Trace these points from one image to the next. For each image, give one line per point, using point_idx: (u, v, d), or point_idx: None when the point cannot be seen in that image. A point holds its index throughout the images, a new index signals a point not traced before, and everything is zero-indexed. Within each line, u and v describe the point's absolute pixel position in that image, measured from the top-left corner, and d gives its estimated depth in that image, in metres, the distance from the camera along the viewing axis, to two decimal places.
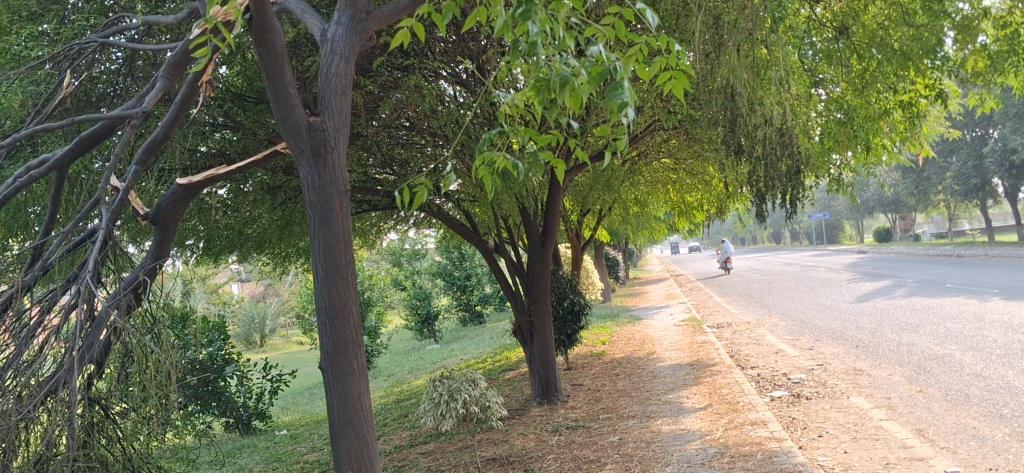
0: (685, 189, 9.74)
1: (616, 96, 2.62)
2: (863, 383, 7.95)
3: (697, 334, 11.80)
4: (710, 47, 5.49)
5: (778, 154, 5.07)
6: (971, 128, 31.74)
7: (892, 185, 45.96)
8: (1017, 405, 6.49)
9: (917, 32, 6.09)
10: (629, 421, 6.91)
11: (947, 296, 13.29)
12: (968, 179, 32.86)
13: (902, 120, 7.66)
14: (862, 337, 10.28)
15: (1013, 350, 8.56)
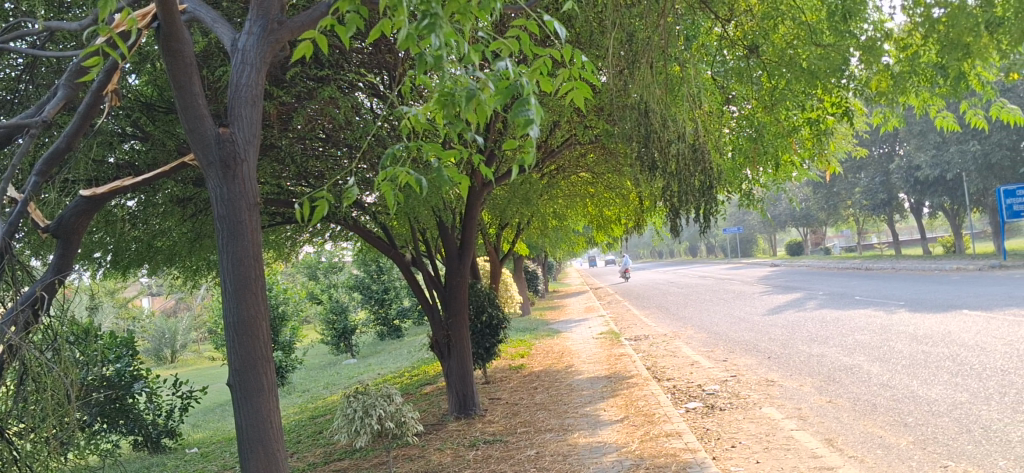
0: (603, 203, 9.84)
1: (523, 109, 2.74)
2: (775, 393, 8.12)
3: (615, 346, 11.90)
4: (624, 64, 5.58)
5: (691, 170, 5.16)
6: (878, 146, 32.84)
7: (803, 200, 47.22)
8: (921, 415, 6.68)
9: (825, 51, 6.32)
10: (546, 435, 6.92)
11: (856, 308, 13.69)
12: (876, 194, 33.94)
13: (809, 137, 7.88)
14: (774, 348, 10.50)
15: (918, 361, 8.83)
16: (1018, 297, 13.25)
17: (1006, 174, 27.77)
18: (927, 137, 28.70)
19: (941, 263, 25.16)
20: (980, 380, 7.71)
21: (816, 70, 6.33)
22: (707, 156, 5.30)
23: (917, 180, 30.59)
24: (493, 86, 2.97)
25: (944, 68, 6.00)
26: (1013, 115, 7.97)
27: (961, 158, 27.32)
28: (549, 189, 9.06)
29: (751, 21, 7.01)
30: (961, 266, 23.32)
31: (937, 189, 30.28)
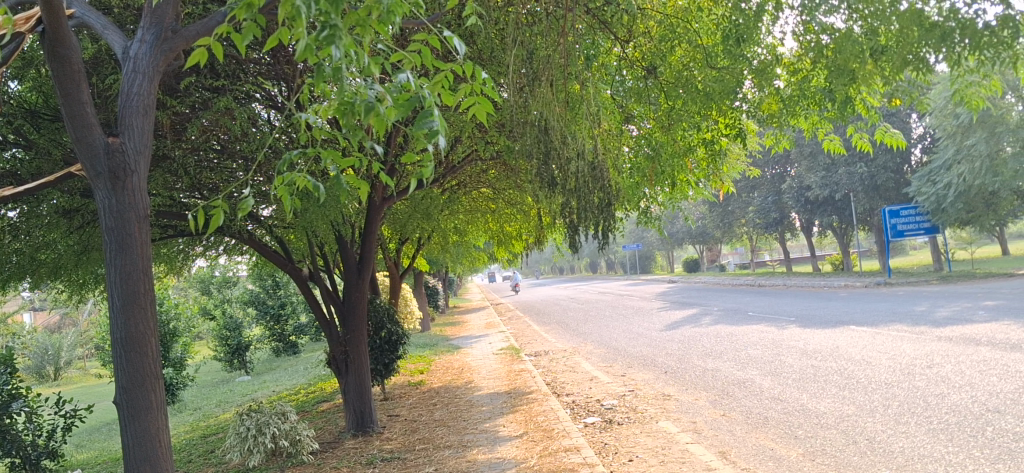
0: (504, 218, 9.90)
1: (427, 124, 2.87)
2: (671, 407, 8.25)
3: (515, 362, 11.94)
4: (525, 79, 5.66)
5: (590, 187, 5.26)
6: (771, 166, 33.87)
7: (699, 218, 48.33)
8: (810, 427, 6.90)
9: (719, 73, 6.52)
10: (444, 451, 6.88)
11: (749, 324, 14.05)
12: (768, 213, 34.94)
13: (704, 157, 8.12)
14: (671, 363, 10.70)
15: (807, 375, 9.11)
16: (900, 313, 13.81)
17: (890, 195, 28.99)
18: (817, 159, 29.73)
19: (829, 281, 26.06)
20: (865, 393, 8.00)
21: (711, 92, 6.52)
22: (606, 174, 5.40)
23: (807, 200, 31.64)
24: (393, 99, 3.10)
25: (832, 91, 6.29)
26: (894, 139, 8.37)
27: (848, 180, 28.40)
28: (450, 204, 9.07)
29: (649, 43, 7.21)
30: (848, 283, 24.20)
31: (826, 209, 31.37)
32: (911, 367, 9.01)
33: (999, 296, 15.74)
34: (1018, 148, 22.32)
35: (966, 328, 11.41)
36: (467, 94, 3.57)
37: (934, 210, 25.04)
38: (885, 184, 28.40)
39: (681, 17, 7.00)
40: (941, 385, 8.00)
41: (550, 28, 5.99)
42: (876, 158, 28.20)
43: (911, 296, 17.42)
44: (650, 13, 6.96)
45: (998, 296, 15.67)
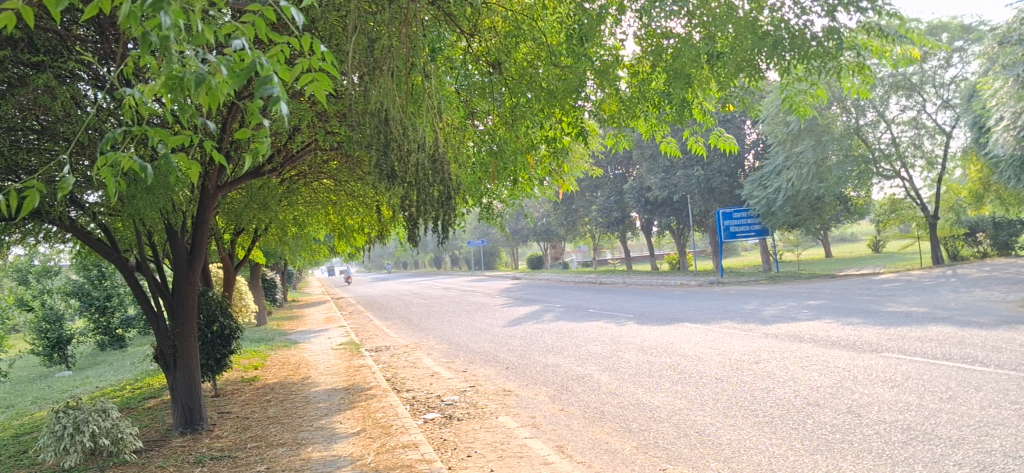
0: (345, 211, 9.75)
1: (264, 90, 2.80)
2: (511, 403, 8.30)
3: (354, 358, 11.77)
4: (367, 68, 5.59)
5: (430, 179, 5.23)
6: (614, 167, 34.73)
7: (543, 216, 49.09)
8: (644, 421, 7.06)
9: (563, 71, 6.64)
10: (278, 449, 6.68)
11: (589, 320, 14.31)
12: (610, 212, 35.79)
13: (546, 155, 8.28)
14: (512, 359, 10.78)
15: (643, 370, 9.35)
16: (731, 311, 14.41)
17: (725, 198, 30.32)
18: (657, 161, 30.64)
19: (665, 279, 26.93)
20: (696, 388, 8.26)
21: (554, 90, 6.62)
22: (446, 167, 5.38)
23: (647, 201, 32.54)
24: (228, 71, 2.98)
25: (670, 95, 6.54)
26: (727, 143, 8.75)
27: (685, 182, 29.44)
28: (288, 195, 8.86)
29: (494, 38, 7.27)
30: (683, 282, 25.09)
31: (664, 210, 32.41)
32: (739, 363, 9.39)
33: (821, 295, 16.65)
34: (842, 156, 23.92)
35: (791, 326, 12.00)
36: (306, 71, 3.45)
37: (765, 213, 26.15)
38: (720, 187, 29.72)
39: (527, 14, 7.10)
40: (767, 380, 8.36)
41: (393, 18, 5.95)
42: (712, 163, 29.61)
43: (740, 295, 18.21)
44: (496, 9, 7.02)
45: (820, 296, 16.59)
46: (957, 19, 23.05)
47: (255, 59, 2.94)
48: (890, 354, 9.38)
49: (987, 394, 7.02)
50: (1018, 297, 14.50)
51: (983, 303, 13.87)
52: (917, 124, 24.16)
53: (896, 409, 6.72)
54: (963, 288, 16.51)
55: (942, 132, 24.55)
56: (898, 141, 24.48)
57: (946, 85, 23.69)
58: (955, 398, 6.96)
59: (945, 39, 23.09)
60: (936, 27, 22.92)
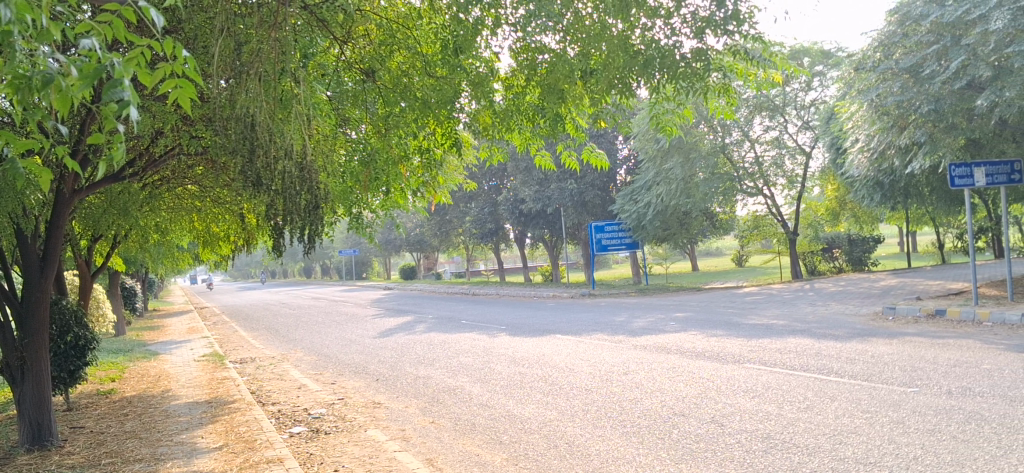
0: (210, 219, 9.48)
1: (114, 93, 2.74)
2: (381, 415, 8.19)
3: (217, 370, 11.40)
4: (233, 72, 5.51)
5: (296, 188, 5.16)
6: (488, 178, 34.90)
7: (416, 226, 48.89)
8: (514, 433, 7.06)
9: (437, 82, 6.73)
10: (134, 465, 6.37)
11: (461, 331, 14.28)
12: (484, 223, 35.86)
13: (421, 167, 8.32)
14: (382, 371, 10.64)
15: (515, 382, 9.38)
16: (602, 322, 14.64)
17: (597, 211, 30.92)
18: (531, 174, 30.92)
19: (538, 291, 27.18)
20: (566, 399, 8.34)
21: (428, 100, 6.72)
22: (314, 177, 5.33)
23: (520, 213, 32.77)
24: (78, 74, 2.89)
25: (545, 109, 6.98)
26: (599, 158, 9.01)
27: (559, 195, 29.83)
28: (149, 201, 8.61)
29: (369, 46, 7.29)
30: (556, 294, 25.36)
31: (538, 222, 32.74)
32: (609, 374, 9.53)
33: (687, 308, 17.10)
34: (709, 173, 24.52)
35: (659, 338, 12.25)
36: (168, 78, 3.34)
37: (635, 227, 26.72)
38: (593, 200, 30.31)
39: (402, 23, 7.17)
40: (635, 391, 8.51)
41: (262, 22, 5.93)
42: (585, 177, 30.14)
43: (611, 307, 18.53)
44: (370, 16, 7.06)
45: (687, 308, 17.06)
46: (817, 45, 24.17)
47: (108, 61, 2.88)
48: (752, 365, 9.69)
49: (842, 403, 7.33)
50: (870, 310, 15.24)
51: (838, 316, 14.52)
52: (779, 144, 25.13)
53: (758, 419, 6.94)
54: (819, 301, 17.25)
55: (802, 152, 25.66)
56: (762, 160, 25.43)
57: (807, 107, 24.81)
58: (812, 408, 7.24)
59: (806, 63, 24.14)
60: (798, 52, 23.95)
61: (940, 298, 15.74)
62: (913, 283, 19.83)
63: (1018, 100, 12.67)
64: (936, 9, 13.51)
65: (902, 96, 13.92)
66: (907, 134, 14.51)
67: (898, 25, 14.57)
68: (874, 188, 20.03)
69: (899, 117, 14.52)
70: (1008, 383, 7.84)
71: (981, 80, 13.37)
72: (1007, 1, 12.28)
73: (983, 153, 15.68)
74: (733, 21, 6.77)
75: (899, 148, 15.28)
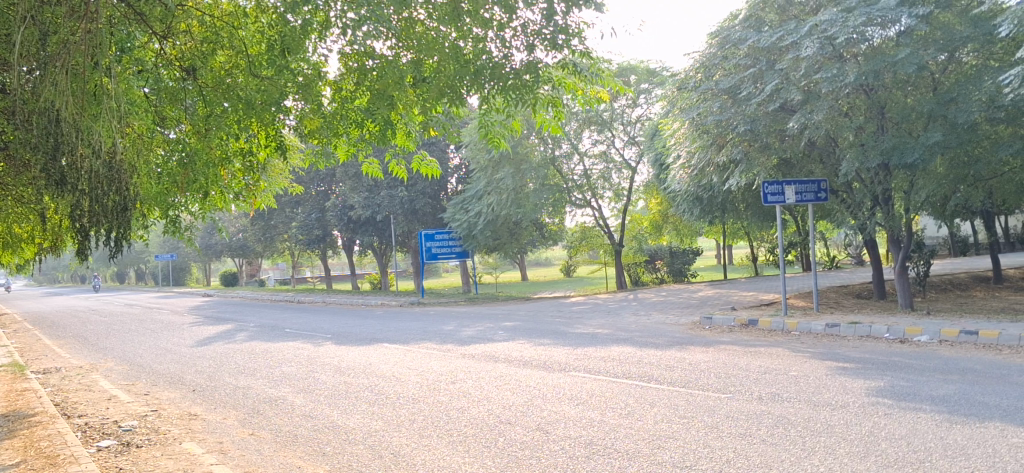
0: (11, 220, 8.92)
1: None
2: (196, 427, 7.86)
3: (17, 381, 10.63)
4: (38, 64, 5.38)
5: (104, 187, 5.23)
6: (316, 183, 34.28)
7: (240, 231, 47.31)
8: (338, 444, 6.92)
9: (262, 83, 6.67)
10: None
11: (284, 340, 13.90)
12: (311, 229, 35.06)
13: (242, 169, 8.21)
14: (199, 381, 10.23)
15: (339, 392, 9.21)
16: (429, 331, 14.59)
17: (427, 219, 30.92)
18: (360, 180, 30.52)
19: (366, 299, 26.85)
20: (392, 409, 8.25)
21: (253, 101, 6.69)
22: (123, 176, 5.39)
23: (349, 219, 32.15)
24: None
25: (374, 113, 7.19)
26: (429, 167, 9.14)
27: (389, 202, 29.61)
28: None
29: (191, 42, 7.13)
30: (384, 302, 25.09)
31: (367, 229, 32.30)
32: (436, 383, 9.51)
33: (515, 317, 17.30)
34: (538, 184, 24.73)
35: (487, 346, 12.34)
36: None
37: (465, 236, 26.78)
38: (423, 208, 30.41)
39: (226, 21, 7.07)
40: (462, 400, 8.51)
41: (73, 11, 5.75)
42: (415, 184, 30.15)
43: (439, 315, 18.52)
44: (191, 13, 6.93)
45: (514, 317, 17.23)
46: (643, 64, 25.07)
47: None
48: (576, 373, 9.89)
49: (660, 409, 7.57)
50: (688, 320, 15.87)
51: (658, 325, 15.03)
52: (606, 158, 25.88)
53: (581, 426, 7.08)
54: (642, 311, 17.81)
55: (628, 167, 26.51)
56: (590, 173, 26.08)
57: (632, 123, 25.62)
58: (633, 414, 7.44)
59: (632, 81, 24.98)
60: (625, 69, 24.73)
61: (753, 309, 16.58)
62: (728, 294, 20.82)
63: (824, 123, 13.55)
64: (753, 35, 14.29)
65: (721, 115, 14.60)
66: (724, 152, 15.23)
67: (718, 47, 15.13)
68: (694, 202, 20.99)
69: (718, 135, 15.23)
70: (812, 388, 8.33)
71: (792, 103, 14.23)
72: (816, 30, 13.14)
73: (793, 173, 16.66)
74: (561, 34, 6.92)
75: (717, 166, 16.00)
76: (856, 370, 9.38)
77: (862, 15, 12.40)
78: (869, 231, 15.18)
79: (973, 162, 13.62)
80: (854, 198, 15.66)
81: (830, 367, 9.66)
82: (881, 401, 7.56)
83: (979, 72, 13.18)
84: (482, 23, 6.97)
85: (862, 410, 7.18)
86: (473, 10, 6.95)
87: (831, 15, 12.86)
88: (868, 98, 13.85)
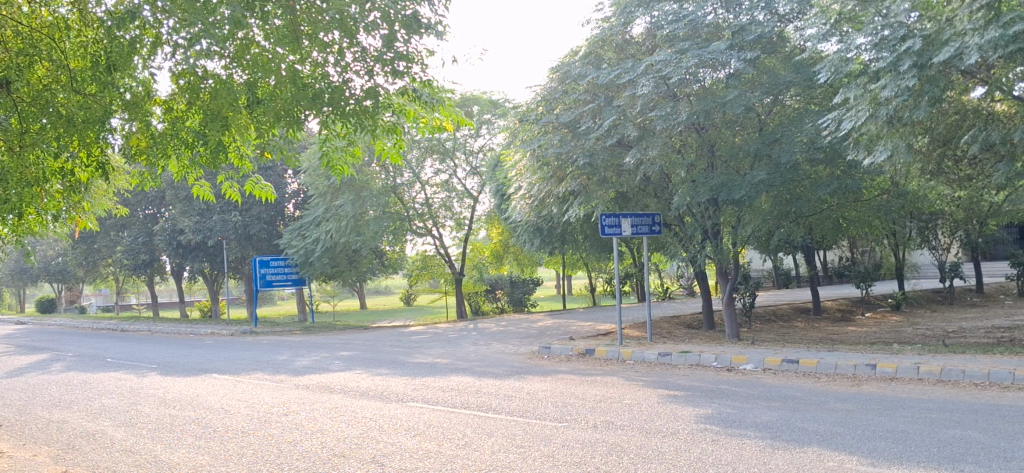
0: None
1: None
2: (2, 466, 7.30)
3: None
4: None
5: None
6: (143, 206, 32.82)
7: (58, 255, 44.68)
8: None
9: (85, 100, 6.46)
10: None
11: (104, 371, 13.15)
12: (138, 254, 33.43)
13: (61, 192, 7.79)
14: (7, 415, 9.53)
15: (163, 425, 8.77)
16: (262, 361, 14.12)
17: (262, 246, 30.15)
18: (192, 204, 29.39)
19: (195, 327, 25.78)
20: (221, 442, 7.91)
21: (74, 117, 6.39)
22: None
23: (179, 244, 30.88)
24: None
25: (207, 136, 7.00)
26: (265, 190, 8.92)
27: (222, 227, 28.64)
28: None
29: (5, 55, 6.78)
30: (215, 331, 24.14)
31: (197, 254, 31.05)
32: (268, 415, 9.19)
33: (351, 346, 16.98)
34: (378, 211, 24.46)
35: (322, 377, 12.06)
36: None
37: (302, 263, 26.21)
38: (257, 234, 29.63)
39: (46, 34, 6.76)
40: (295, 433, 8.25)
41: None
42: (249, 209, 29.36)
43: (271, 345, 17.98)
44: None
45: (351, 347, 16.92)
46: (486, 95, 25.38)
47: None
48: (414, 403, 9.78)
49: (497, 439, 7.56)
50: (527, 350, 16.00)
51: (497, 356, 15.06)
52: (447, 187, 25.94)
53: (417, 457, 6.99)
54: (481, 341, 17.82)
55: (469, 196, 26.67)
56: (431, 202, 26.07)
57: (474, 153, 25.89)
58: (470, 444, 7.40)
59: (475, 111, 25.23)
60: (468, 99, 24.91)
61: (590, 338, 16.89)
62: (565, 325, 21.15)
63: (659, 160, 14.03)
64: (592, 71, 14.68)
65: (561, 148, 14.88)
66: (563, 185, 15.53)
67: (558, 82, 15.39)
68: (534, 233, 21.27)
69: (558, 168, 15.49)
70: (644, 416, 8.54)
71: (628, 139, 14.67)
72: (651, 69, 13.60)
73: (629, 206, 17.13)
74: (401, 61, 6.91)
75: (556, 198, 16.27)
76: (686, 398, 9.68)
77: (695, 57, 12.96)
78: (700, 264, 15.72)
79: (794, 199, 14.33)
80: (686, 232, 16.20)
81: (662, 395, 9.94)
82: (709, 428, 7.81)
83: (800, 115, 13.99)
84: (321, 45, 7.01)
85: (690, 437, 7.40)
86: (312, 32, 7.00)
87: (665, 55, 13.37)
88: (699, 136, 14.43)
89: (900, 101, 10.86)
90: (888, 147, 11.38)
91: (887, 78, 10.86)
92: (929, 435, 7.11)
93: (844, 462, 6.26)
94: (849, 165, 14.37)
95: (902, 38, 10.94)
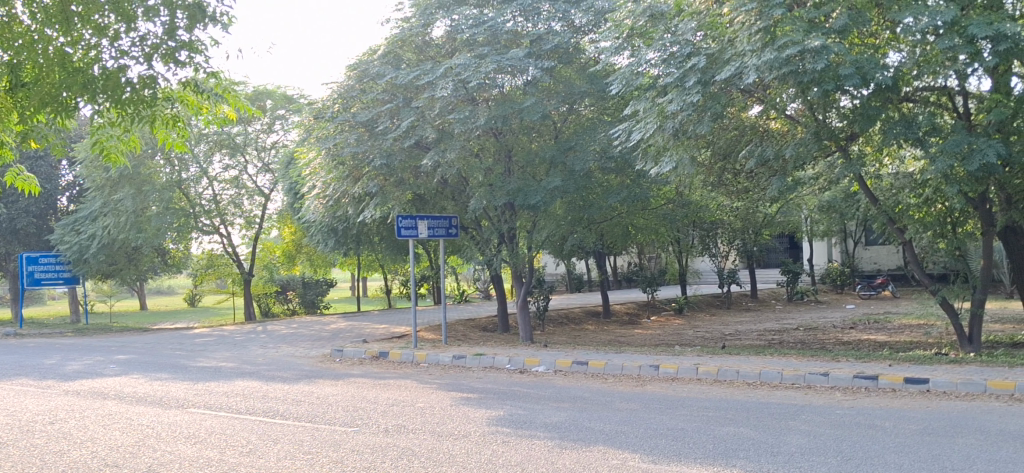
0: None
1: None
2: None
3: None
4: None
5: None
6: None
7: None
8: None
9: None
10: None
11: None
12: None
13: None
14: None
15: None
16: (26, 366, 13.05)
17: (30, 241, 28.04)
18: None
19: None
20: None
21: None
22: None
23: None
24: None
25: None
26: (31, 182, 8.23)
27: None
28: None
29: None
30: None
31: None
32: (31, 424, 8.47)
33: (129, 350, 16.00)
34: (161, 207, 23.21)
35: (94, 383, 11.26)
36: None
37: (75, 260, 24.65)
38: (25, 228, 27.50)
39: None
40: (61, 442, 7.63)
41: None
42: (16, 202, 27.20)
43: (37, 348, 16.66)
44: None
45: (128, 350, 15.94)
46: (280, 89, 24.68)
47: None
48: (196, 409, 9.29)
49: (283, 446, 7.28)
50: (319, 353, 15.62)
51: (287, 359, 14.59)
52: (237, 184, 24.99)
53: (196, 466, 6.61)
54: (270, 344, 17.22)
55: (261, 194, 25.76)
56: (219, 198, 25.01)
57: (267, 149, 25.12)
58: (254, 452, 7.09)
59: (268, 105, 24.54)
60: (261, 93, 24.22)
61: (384, 341, 16.67)
62: (358, 328, 20.84)
63: (457, 163, 14.03)
64: (392, 71, 14.50)
65: (357, 147, 14.52)
66: (360, 185, 15.26)
67: (356, 80, 15.05)
68: (328, 233, 20.70)
69: (354, 168, 15.18)
70: (436, 419, 8.49)
71: (426, 141, 14.61)
72: (451, 72, 13.57)
73: (426, 208, 17.06)
74: (183, 50, 6.53)
75: (352, 198, 15.95)
76: (477, 401, 9.70)
77: (494, 63, 13.09)
78: (495, 267, 15.87)
79: (587, 206, 14.72)
80: (483, 235, 16.28)
81: (454, 398, 9.92)
82: (499, 430, 7.85)
83: (593, 124, 14.40)
84: (95, 29, 6.63)
85: (482, 439, 7.41)
86: (85, 13, 6.64)
87: (464, 60, 13.40)
88: (497, 141, 14.54)
89: (685, 116, 11.38)
90: (673, 159, 11.95)
91: (674, 92, 11.35)
92: (705, 432, 7.45)
93: (627, 459, 6.44)
94: (638, 174, 14.87)
95: (689, 55, 11.48)
